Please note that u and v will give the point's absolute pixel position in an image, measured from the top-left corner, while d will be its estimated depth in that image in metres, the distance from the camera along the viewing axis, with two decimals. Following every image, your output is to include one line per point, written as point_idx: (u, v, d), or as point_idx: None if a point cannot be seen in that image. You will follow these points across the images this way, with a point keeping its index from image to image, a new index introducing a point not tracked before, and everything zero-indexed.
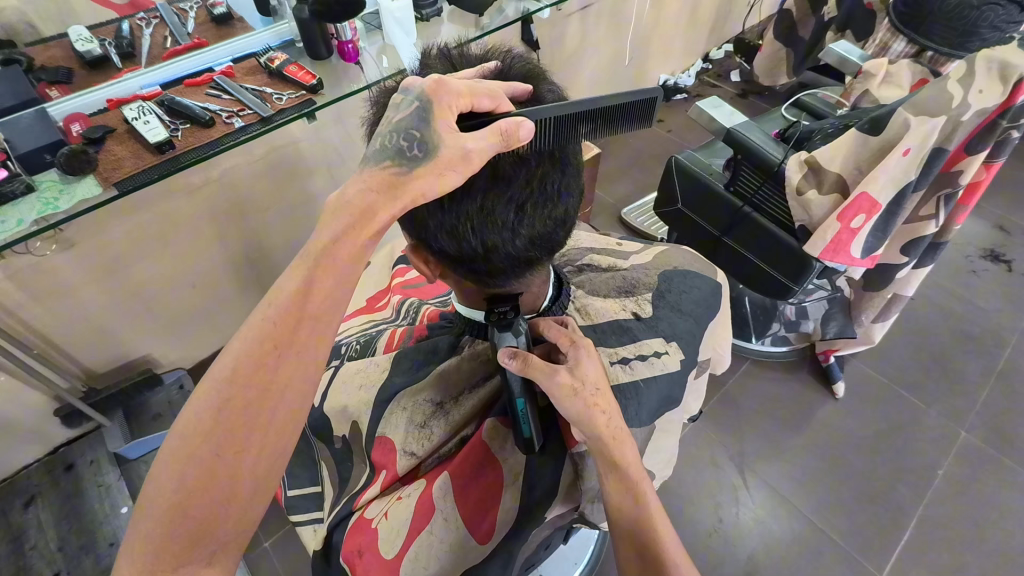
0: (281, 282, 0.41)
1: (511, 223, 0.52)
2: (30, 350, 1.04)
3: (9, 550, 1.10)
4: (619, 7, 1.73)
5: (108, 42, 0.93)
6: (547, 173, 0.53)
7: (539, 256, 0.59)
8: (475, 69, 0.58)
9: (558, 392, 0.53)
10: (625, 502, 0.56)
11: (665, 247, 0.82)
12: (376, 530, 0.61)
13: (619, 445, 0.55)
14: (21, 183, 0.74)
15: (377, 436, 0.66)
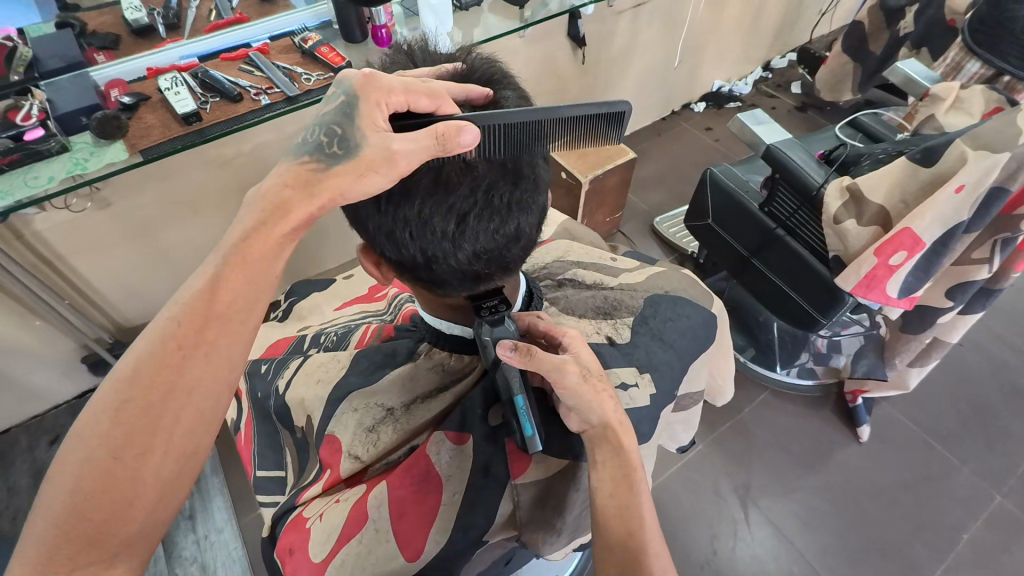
0: (188, 282, 0.41)
1: (452, 234, 0.50)
2: (64, 300, 1.10)
3: (33, 481, 1.18)
4: (675, 7, 1.66)
5: (156, 12, 0.97)
6: (495, 185, 0.50)
7: (490, 271, 0.56)
8: (434, 71, 0.57)
9: (571, 380, 0.53)
10: (619, 498, 0.52)
11: (660, 269, 0.78)
12: (309, 530, 0.61)
13: (623, 432, 0.54)
14: (56, 143, 0.78)
15: (326, 434, 0.66)
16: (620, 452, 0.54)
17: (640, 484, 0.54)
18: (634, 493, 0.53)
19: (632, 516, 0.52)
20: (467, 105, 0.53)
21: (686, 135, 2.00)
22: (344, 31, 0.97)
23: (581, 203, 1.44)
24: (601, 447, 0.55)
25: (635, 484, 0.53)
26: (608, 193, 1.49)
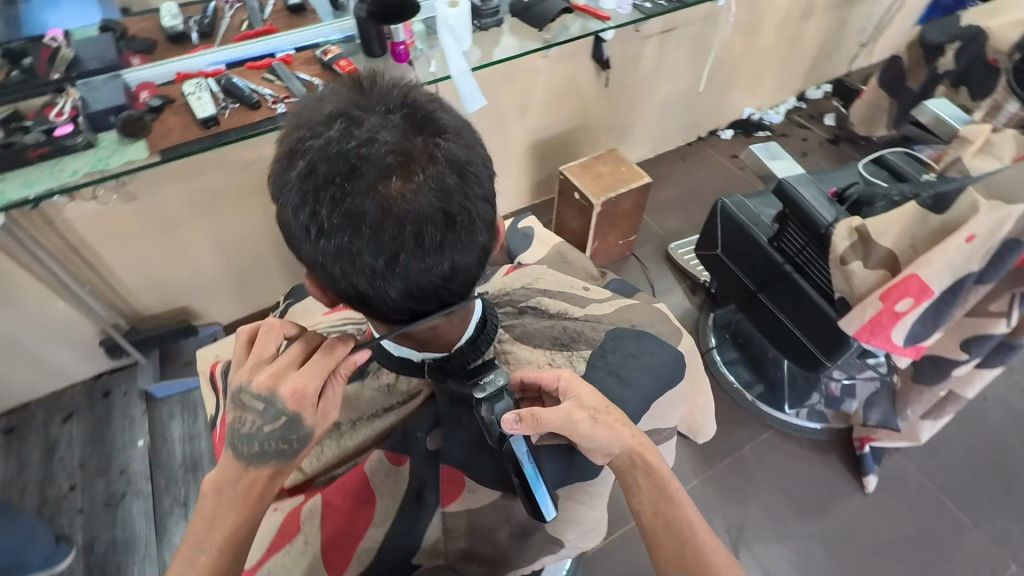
0: None
1: (381, 275, 0.47)
2: (85, 286, 1.16)
3: (44, 456, 1.24)
4: (705, 33, 1.64)
5: (192, 20, 1.01)
6: (425, 226, 0.46)
7: (428, 305, 0.52)
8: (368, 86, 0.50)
9: (582, 426, 0.55)
10: (660, 512, 0.58)
11: (630, 301, 0.77)
12: (249, 533, 0.62)
13: (646, 453, 0.58)
14: (84, 139, 0.83)
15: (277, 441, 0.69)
16: (651, 473, 0.58)
17: (673, 486, 0.59)
18: (673, 504, 0.58)
19: (683, 529, 0.58)
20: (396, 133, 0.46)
21: (712, 161, 1.97)
22: (364, 44, 1.00)
23: (593, 225, 1.43)
24: (631, 472, 0.58)
25: (671, 496, 0.59)
26: (622, 216, 1.47)
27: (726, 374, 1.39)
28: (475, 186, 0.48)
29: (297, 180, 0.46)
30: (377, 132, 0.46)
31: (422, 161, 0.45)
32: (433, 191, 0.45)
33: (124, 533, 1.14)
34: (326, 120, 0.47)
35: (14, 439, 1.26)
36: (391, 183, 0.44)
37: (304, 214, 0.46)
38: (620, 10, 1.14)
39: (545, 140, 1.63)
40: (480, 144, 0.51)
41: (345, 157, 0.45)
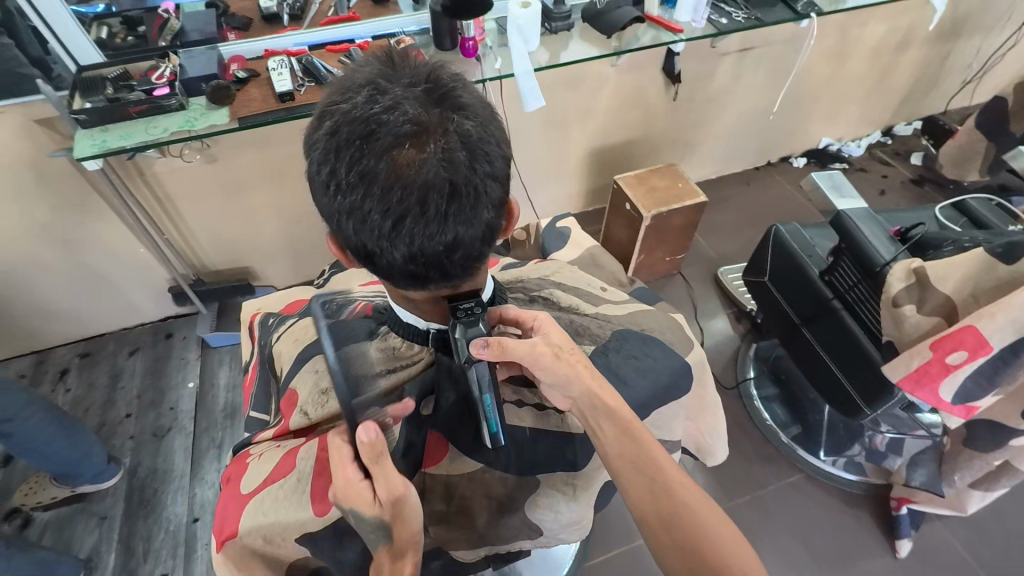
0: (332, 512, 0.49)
1: (383, 236, 0.44)
2: (163, 235, 1.28)
3: (110, 382, 1.38)
4: (787, 55, 1.58)
5: (284, 3, 1.09)
6: (430, 194, 0.42)
7: (431, 275, 0.49)
8: (406, 55, 0.49)
9: (542, 360, 0.57)
10: (627, 452, 0.55)
11: (645, 308, 0.76)
12: (247, 465, 0.59)
13: (606, 395, 0.57)
14: (178, 101, 0.91)
15: (288, 387, 0.63)
16: (614, 416, 0.56)
17: (641, 429, 0.57)
18: (638, 442, 0.55)
19: (653, 466, 0.55)
20: (417, 101, 0.44)
21: (778, 189, 1.89)
22: (436, 38, 1.04)
23: (641, 237, 1.41)
24: (594, 413, 0.57)
25: (637, 435, 0.56)
26: (672, 232, 1.44)
27: (761, 408, 1.32)
28: (488, 163, 0.45)
29: (319, 139, 0.45)
30: (399, 96, 0.44)
31: (438, 130, 0.43)
32: (443, 160, 0.42)
33: (165, 464, 1.24)
34: (353, 84, 0.46)
35: (88, 363, 1.41)
36: (402, 149, 0.42)
37: (321, 170, 0.45)
38: (694, 22, 1.13)
39: (604, 148, 1.63)
40: (502, 124, 0.48)
41: (363, 119, 0.43)
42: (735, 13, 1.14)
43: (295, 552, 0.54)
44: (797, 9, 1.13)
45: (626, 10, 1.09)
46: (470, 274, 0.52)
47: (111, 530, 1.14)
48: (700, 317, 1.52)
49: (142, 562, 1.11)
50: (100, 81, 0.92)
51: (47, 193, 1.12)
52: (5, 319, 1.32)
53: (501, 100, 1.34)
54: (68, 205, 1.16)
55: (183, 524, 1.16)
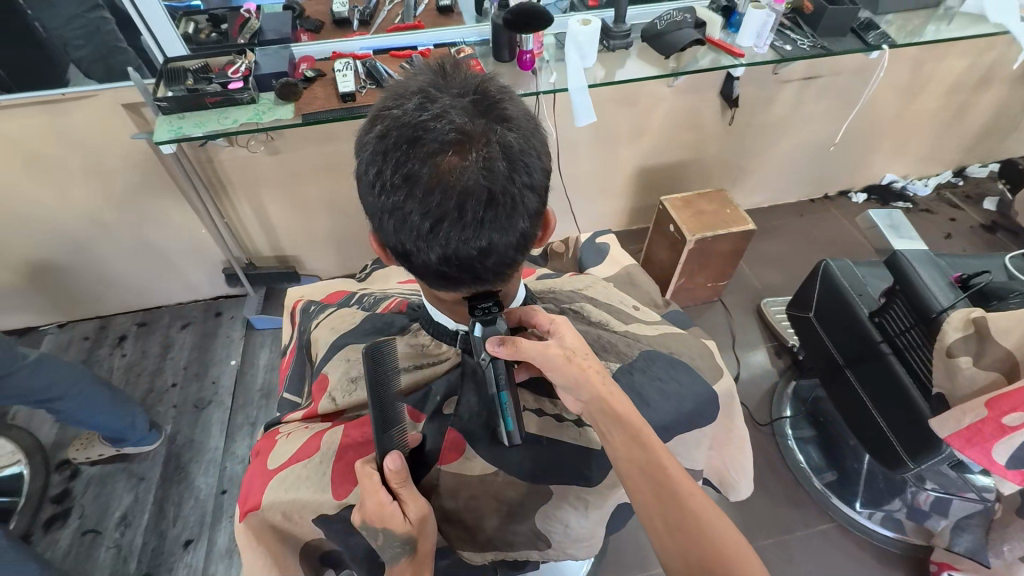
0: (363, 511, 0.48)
1: (421, 237, 0.46)
2: (223, 219, 1.35)
3: (162, 351, 1.47)
4: (854, 86, 1.53)
5: (356, 9, 1.15)
6: (468, 200, 0.44)
7: (463, 278, 0.50)
8: (457, 66, 0.51)
9: (553, 361, 0.57)
10: (636, 457, 0.54)
11: (676, 331, 0.75)
12: (276, 442, 0.61)
13: (614, 400, 0.56)
14: (251, 95, 0.97)
15: (320, 372, 0.66)
16: (622, 423, 0.55)
17: (649, 436, 0.55)
18: (648, 449, 0.54)
19: (662, 474, 0.53)
20: (464, 110, 0.45)
21: (833, 223, 1.82)
22: (495, 49, 1.07)
23: (682, 261, 1.39)
24: (603, 420, 0.56)
25: (646, 441, 0.54)
26: (716, 258, 1.41)
27: (794, 449, 1.27)
28: (527, 174, 0.46)
29: (368, 140, 0.47)
30: (448, 104, 0.45)
31: (481, 140, 0.44)
32: (484, 169, 0.43)
33: (202, 434, 1.31)
34: (406, 90, 0.47)
35: (145, 332, 1.51)
36: (445, 156, 0.44)
37: (368, 170, 0.47)
38: (756, 48, 1.11)
39: (653, 168, 1.61)
40: (544, 138, 0.49)
41: (411, 124, 0.44)
42: (800, 40, 1.11)
43: (310, 532, 0.55)
44: (868, 40, 1.09)
45: (686, 32, 1.08)
46: (501, 280, 0.53)
47: (147, 491, 1.21)
48: (737, 347, 1.47)
49: (171, 525, 1.16)
50: (182, 73, 0.99)
51: (125, 172, 1.21)
52: (78, 283, 1.43)
53: (552, 113, 1.35)
54: (142, 185, 1.25)
55: (213, 494, 1.21)
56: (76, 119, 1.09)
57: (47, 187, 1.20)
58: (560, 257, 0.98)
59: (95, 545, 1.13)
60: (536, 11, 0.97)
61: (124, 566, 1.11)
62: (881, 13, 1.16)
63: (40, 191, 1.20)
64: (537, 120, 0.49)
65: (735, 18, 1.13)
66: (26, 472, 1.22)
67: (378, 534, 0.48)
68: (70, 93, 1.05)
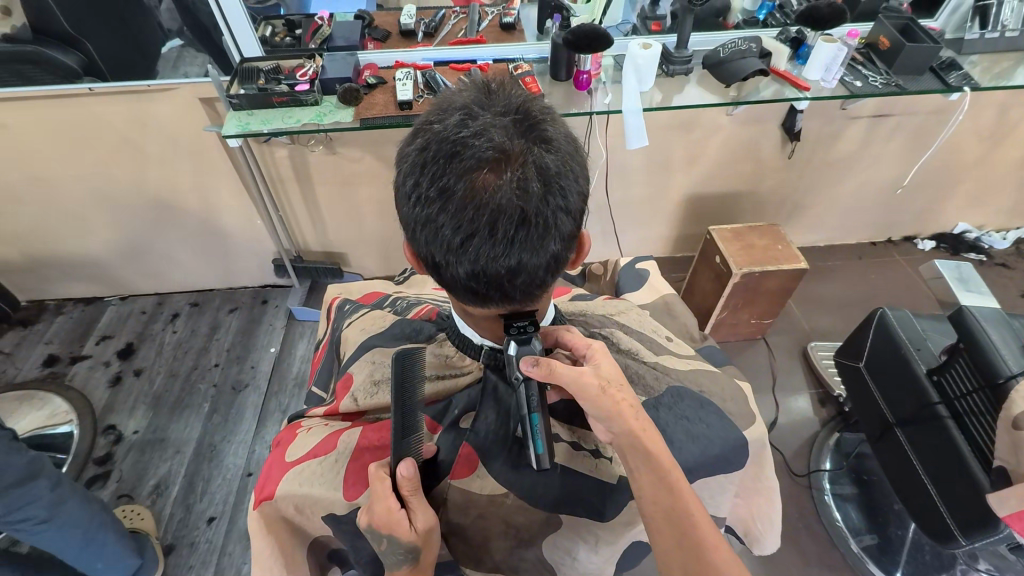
0: (369, 517, 0.47)
1: (452, 251, 0.46)
2: (279, 212, 1.42)
3: (209, 332, 1.54)
4: (930, 127, 1.44)
5: (422, 22, 1.19)
6: (500, 218, 0.44)
7: (491, 294, 0.50)
8: (503, 85, 0.51)
9: (589, 390, 0.55)
10: (661, 502, 0.53)
11: (710, 369, 0.72)
12: (296, 435, 0.63)
13: (648, 436, 0.54)
14: (315, 97, 1.01)
15: (346, 371, 0.67)
16: (651, 459, 0.54)
17: (678, 478, 0.54)
18: (674, 494, 0.53)
19: (686, 521, 0.52)
20: (504, 128, 0.45)
21: (896, 269, 1.72)
22: (552, 67, 1.07)
23: (727, 294, 1.34)
24: (632, 456, 0.54)
25: (674, 485, 0.53)
26: (763, 294, 1.35)
27: (832, 507, 1.19)
28: (562, 197, 0.46)
29: (409, 152, 0.48)
30: (489, 123, 0.45)
31: (518, 159, 0.44)
32: (518, 188, 0.43)
33: (236, 415, 1.36)
34: (449, 105, 0.48)
35: (196, 312, 1.60)
36: (481, 172, 0.44)
37: (406, 181, 0.47)
38: (824, 82, 1.07)
39: (704, 197, 1.57)
40: (583, 161, 0.48)
41: (451, 139, 0.45)
42: (872, 76, 1.06)
43: (320, 527, 0.56)
44: (949, 81, 1.03)
45: (750, 61, 1.05)
46: (530, 299, 0.53)
47: (181, 464, 1.27)
48: (778, 391, 1.40)
49: (198, 500, 1.21)
50: (255, 73, 1.05)
51: (195, 161, 1.29)
52: (143, 260, 1.53)
53: (604, 134, 1.34)
54: (208, 174, 1.32)
55: (239, 474, 1.25)
56: (157, 107, 1.17)
57: (125, 168, 1.29)
58: (597, 278, 0.97)
59: None
60: (597, 32, 0.98)
61: None
62: (965, 54, 1.09)
63: (119, 171, 1.29)
64: (577, 142, 0.49)
65: (804, 49, 1.09)
66: (76, 431, 1.31)
67: (383, 539, 0.47)
68: (155, 85, 1.14)
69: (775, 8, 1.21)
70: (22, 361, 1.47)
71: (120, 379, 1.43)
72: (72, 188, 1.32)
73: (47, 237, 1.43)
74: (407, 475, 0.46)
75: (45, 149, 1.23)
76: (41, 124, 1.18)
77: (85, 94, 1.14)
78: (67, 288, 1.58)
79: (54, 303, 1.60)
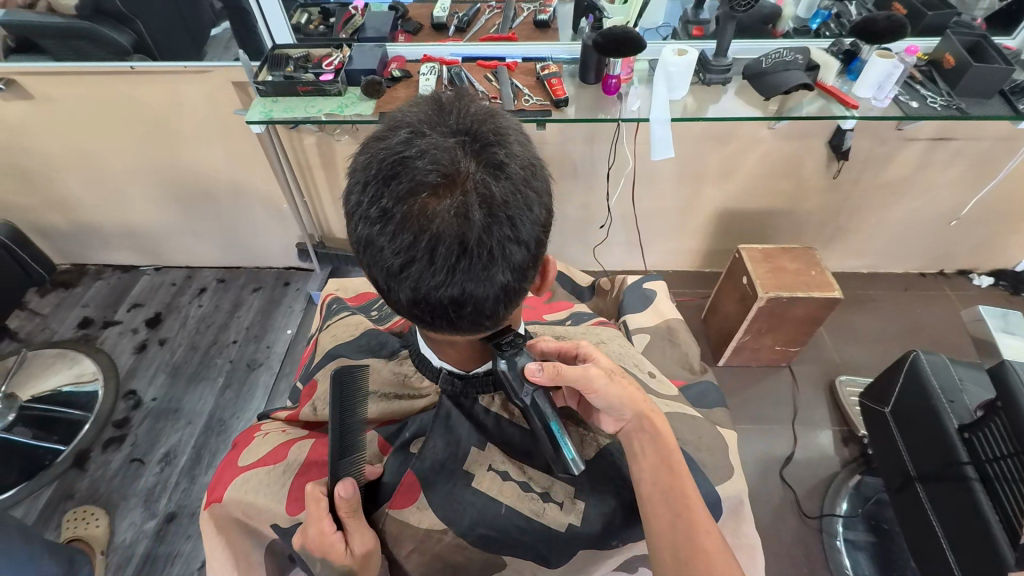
0: (304, 538, 0.50)
1: (393, 274, 0.44)
2: (303, 198, 1.44)
3: (230, 308, 1.59)
4: (1000, 156, 1.31)
5: (454, 16, 1.16)
6: (439, 245, 0.41)
7: (438, 321, 0.48)
8: (464, 99, 0.48)
9: (599, 382, 0.56)
10: (662, 481, 0.54)
11: (691, 412, 0.69)
12: (254, 438, 0.63)
13: (656, 418, 0.58)
14: (339, 88, 1.00)
15: (313, 378, 0.68)
16: (658, 440, 0.56)
17: (681, 465, 0.56)
18: (676, 476, 0.54)
19: (682, 508, 0.53)
20: (452, 149, 0.43)
21: (944, 305, 1.59)
22: (581, 69, 1.03)
23: (750, 318, 1.27)
24: (639, 436, 0.57)
25: (676, 467, 0.55)
26: (789, 322, 1.28)
27: (843, 556, 1.11)
28: (511, 227, 0.43)
29: (356, 168, 0.46)
30: (436, 142, 0.43)
31: (462, 184, 0.42)
32: (458, 216, 0.41)
33: (248, 393, 1.40)
34: (400, 121, 0.46)
35: (222, 288, 1.65)
36: (422, 196, 0.41)
37: (352, 198, 0.46)
38: (875, 100, 0.99)
39: (737, 213, 1.50)
40: (540, 187, 0.45)
41: (394, 158, 0.43)
42: (931, 97, 0.97)
43: (269, 533, 0.57)
44: (1020, 107, 0.93)
45: (794, 74, 0.97)
46: (484, 328, 0.50)
47: (191, 434, 1.31)
48: (799, 424, 1.32)
49: (203, 471, 1.25)
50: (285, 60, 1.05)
51: (228, 142, 1.32)
52: (175, 234, 1.58)
53: (633, 141, 1.29)
54: (238, 157, 1.36)
55: None
56: (193, 89, 1.20)
57: (161, 145, 1.33)
58: (603, 295, 0.94)
59: (139, 473, 1.24)
60: (628, 35, 0.93)
61: (156, 500, 1.20)
62: None
63: (157, 147, 1.34)
64: (536, 166, 0.46)
65: (856, 64, 1.01)
66: (99, 393, 1.37)
67: (316, 561, 0.49)
68: (197, 66, 1.15)
69: (830, 17, 1.12)
70: (60, 321, 1.55)
71: (145, 347, 1.49)
72: (112, 161, 1.37)
73: (90, 207, 1.50)
74: (344, 491, 0.48)
75: (89, 123, 1.28)
76: (86, 99, 1.23)
77: (127, 72, 1.17)
78: (108, 254, 1.65)
79: (94, 268, 1.69)
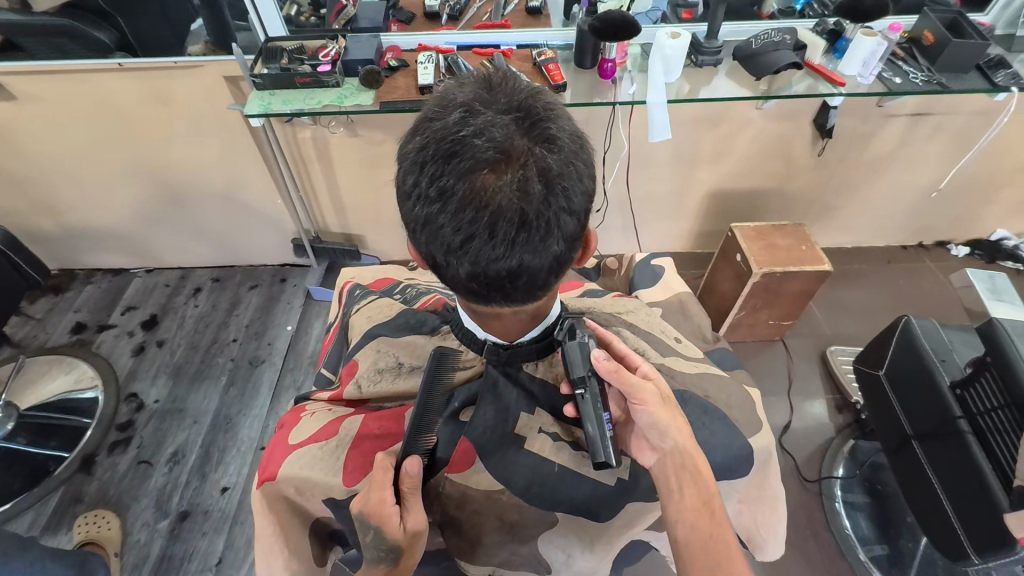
0: (360, 507, 0.51)
1: (452, 250, 0.46)
2: (299, 192, 1.43)
3: (229, 307, 1.58)
4: (977, 128, 1.37)
5: (446, 3, 1.16)
6: (500, 219, 0.43)
7: (491, 294, 0.50)
8: (507, 78, 0.50)
9: (651, 398, 0.59)
10: (701, 529, 0.55)
11: (718, 373, 0.72)
12: (299, 418, 0.65)
13: (699, 461, 0.57)
14: (336, 79, 1.00)
15: (352, 359, 0.70)
16: (698, 483, 0.57)
17: (719, 510, 0.57)
18: (715, 523, 0.56)
19: (716, 538, 0.55)
20: (507, 126, 0.44)
21: (926, 276, 1.65)
22: (577, 54, 1.05)
23: (746, 294, 1.31)
24: (678, 476, 0.57)
25: (714, 513, 0.56)
26: (784, 296, 1.32)
27: (843, 517, 1.16)
28: (565, 198, 0.45)
29: (408, 150, 0.47)
30: (491, 121, 0.44)
31: (519, 160, 0.43)
32: (518, 190, 0.43)
33: (253, 389, 1.39)
34: (450, 101, 0.47)
35: (219, 287, 1.64)
36: (482, 173, 0.43)
37: (406, 180, 0.47)
38: (861, 78, 1.02)
39: (729, 193, 1.53)
40: (587, 160, 0.47)
41: (451, 138, 0.44)
42: (913, 73, 1.01)
43: (320, 508, 0.59)
44: (996, 80, 0.98)
45: (784, 53, 1.00)
46: (531, 300, 0.52)
47: (198, 433, 1.31)
48: (795, 395, 1.37)
49: (213, 469, 1.25)
50: (279, 52, 1.05)
51: (220, 137, 1.30)
52: (168, 233, 1.56)
53: (628, 125, 1.31)
54: (231, 153, 1.34)
55: (253, 447, 1.29)
56: (184, 84, 1.19)
57: (152, 143, 1.31)
58: (611, 273, 0.97)
59: (148, 474, 1.24)
60: (625, 19, 0.95)
61: (168, 499, 1.20)
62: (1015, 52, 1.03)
63: (147, 146, 1.32)
64: (582, 140, 0.48)
65: (842, 43, 1.04)
66: (100, 397, 1.35)
67: (370, 528, 0.50)
68: (184, 61, 1.13)
69: None
70: (54, 327, 1.53)
71: (143, 349, 1.47)
72: (101, 160, 1.35)
73: (79, 209, 1.47)
74: (412, 470, 0.51)
75: (77, 123, 1.25)
76: (72, 98, 1.20)
77: (115, 70, 1.15)
78: (98, 257, 1.63)
79: (84, 272, 1.66)
